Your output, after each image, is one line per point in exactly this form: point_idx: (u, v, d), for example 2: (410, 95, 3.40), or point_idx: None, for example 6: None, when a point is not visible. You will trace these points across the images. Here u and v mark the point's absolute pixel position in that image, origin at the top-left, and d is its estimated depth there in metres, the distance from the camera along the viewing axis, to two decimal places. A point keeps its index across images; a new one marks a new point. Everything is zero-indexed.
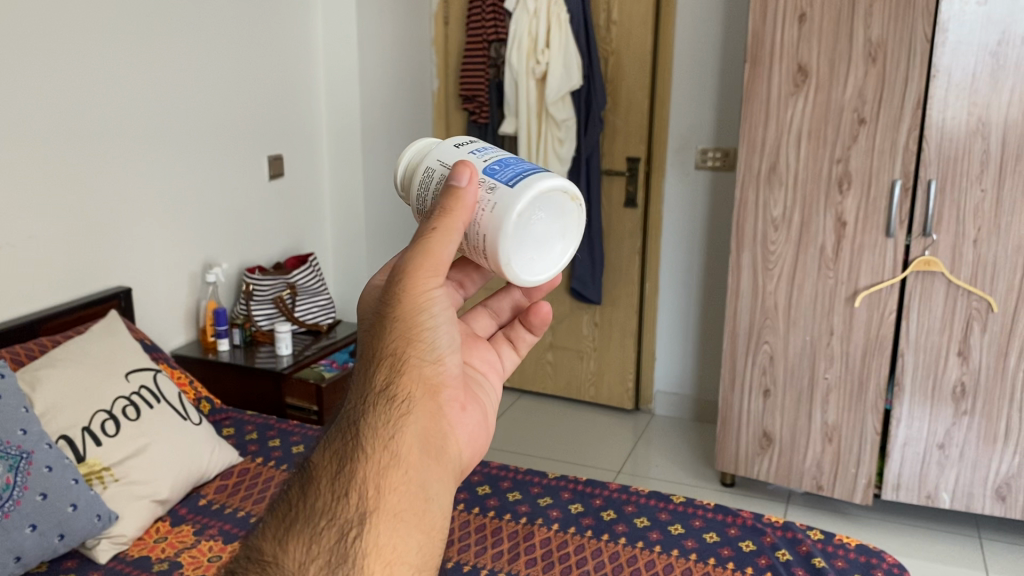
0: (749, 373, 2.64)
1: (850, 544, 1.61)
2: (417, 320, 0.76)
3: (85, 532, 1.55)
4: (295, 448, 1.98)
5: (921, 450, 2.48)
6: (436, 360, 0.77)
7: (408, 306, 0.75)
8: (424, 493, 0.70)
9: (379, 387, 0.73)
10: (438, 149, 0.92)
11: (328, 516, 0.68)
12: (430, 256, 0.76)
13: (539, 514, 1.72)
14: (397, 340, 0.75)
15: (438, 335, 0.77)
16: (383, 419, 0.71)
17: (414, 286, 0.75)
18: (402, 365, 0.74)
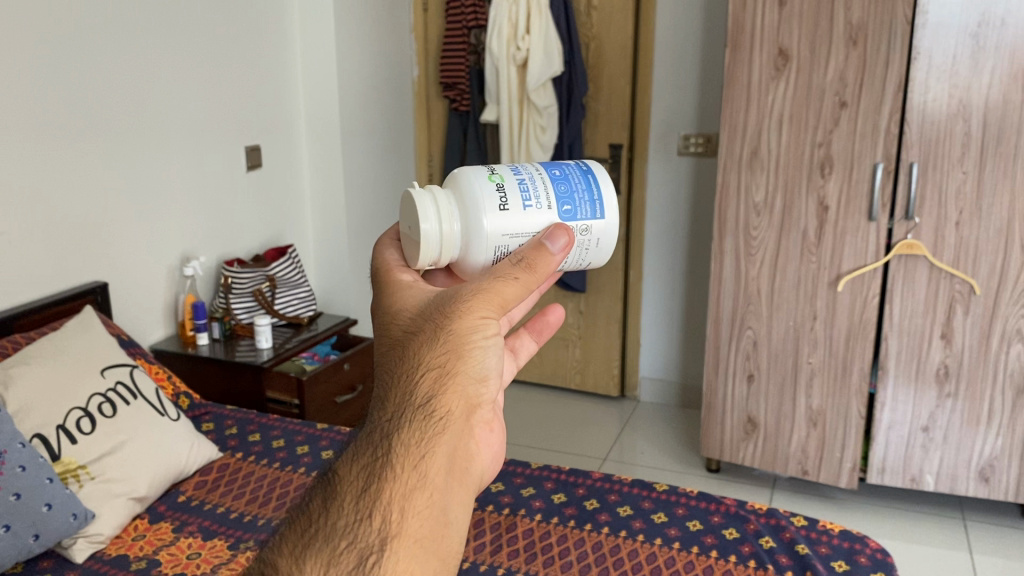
0: (732, 358, 2.64)
1: (833, 530, 1.60)
2: (469, 337, 0.69)
3: (61, 532, 1.53)
4: (276, 443, 1.96)
5: (906, 433, 2.48)
6: (481, 381, 0.70)
7: (462, 324, 0.69)
8: (446, 517, 0.63)
9: (417, 400, 0.65)
10: (485, 219, 0.85)
11: (349, 537, 0.61)
12: (499, 292, 0.71)
13: (522, 504, 1.71)
14: (447, 353, 0.68)
15: (489, 355, 0.70)
16: (416, 436, 0.64)
17: (473, 306, 0.70)
18: (448, 380, 0.67)
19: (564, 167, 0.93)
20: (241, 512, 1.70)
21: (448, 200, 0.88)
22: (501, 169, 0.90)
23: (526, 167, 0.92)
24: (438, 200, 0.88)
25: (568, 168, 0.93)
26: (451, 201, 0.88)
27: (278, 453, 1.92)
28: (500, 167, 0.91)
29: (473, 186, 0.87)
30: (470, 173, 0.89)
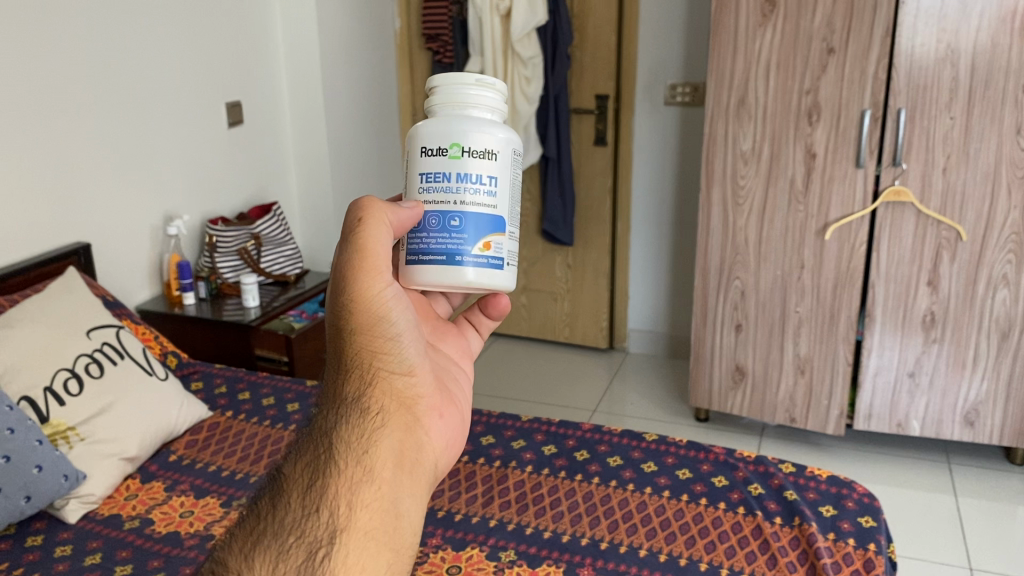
0: (720, 308, 2.65)
1: (821, 476, 1.62)
2: (377, 334, 0.83)
3: (53, 493, 1.52)
4: (266, 400, 1.96)
5: (892, 379, 2.51)
6: (405, 372, 0.84)
7: (362, 315, 0.83)
8: (396, 508, 0.75)
9: (351, 399, 0.80)
10: (417, 135, 0.89)
11: (298, 532, 0.71)
12: (370, 258, 0.83)
13: (513, 457, 1.72)
14: (366, 354, 0.83)
15: (403, 346, 0.85)
16: (356, 433, 0.77)
17: (359, 289, 0.83)
18: (372, 377, 0.82)
19: (465, 243, 0.88)
20: (233, 470, 1.71)
21: (498, 115, 0.89)
22: (478, 164, 0.87)
23: (484, 193, 0.88)
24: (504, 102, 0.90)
25: (462, 247, 0.88)
26: (495, 113, 0.88)
27: (268, 410, 1.92)
28: (480, 166, 0.87)
29: (479, 128, 0.87)
30: (472, 130, 0.87)
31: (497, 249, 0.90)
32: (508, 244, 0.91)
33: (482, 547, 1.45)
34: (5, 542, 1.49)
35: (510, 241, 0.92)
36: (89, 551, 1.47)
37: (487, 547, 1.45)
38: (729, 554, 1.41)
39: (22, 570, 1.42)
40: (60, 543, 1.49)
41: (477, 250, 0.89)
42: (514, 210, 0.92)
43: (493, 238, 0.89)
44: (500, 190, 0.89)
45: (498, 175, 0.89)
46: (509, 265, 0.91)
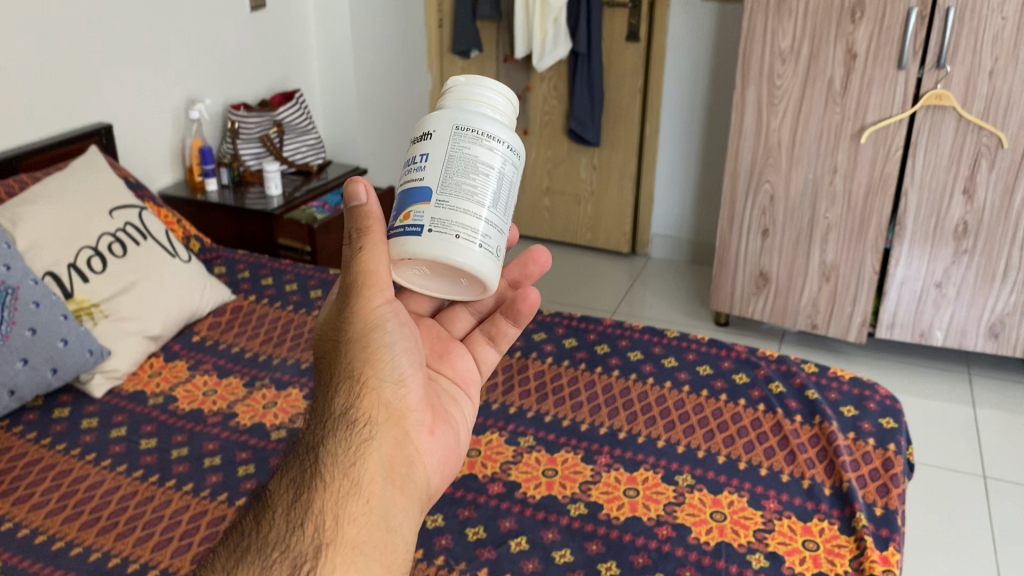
0: (748, 212, 2.60)
1: (843, 376, 1.61)
2: (370, 343, 0.79)
3: (79, 367, 1.54)
4: (289, 287, 1.96)
5: (918, 289, 2.48)
6: (396, 382, 0.80)
7: (359, 324, 0.80)
8: (386, 523, 0.70)
9: (339, 412, 0.75)
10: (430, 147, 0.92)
11: (281, 548, 0.65)
12: (369, 275, 0.81)
13: (534, 348, 1.72)
14: (357, 363, 0.78)
15: (395, 356, 0.81)
16: (344, 445, 0.73)
17: (357, 305, 0.80)
18: (361, 389, 0.77)
19: (395, 219, 0.85)
20: (256, 352, 1.72)
21: (476, 107, 0.84)
22: (419, 144, 0.85)
23: (414, 167, 0.84)
24: (494, 99, 0.84)
25: (393, 223, 0.85)
26: (467, 103, 0.84)
27: (291, 296, 1.92)
28: (417, 145, 0.85)
29: (435, 112, 0.85)
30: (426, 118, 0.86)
31: (418, 213, 0.82)
32: (439, 214, 0.81)
33: (502, 433, 1.46)
34: (33, 413, 1.51)
35: (450, 208, 0.81)
36: (114, 425, 1.49)
37: (506, 433, 1.46)
38: (748, 449, 1.41)
39: (49, 440, 1.44)
40: (86, 416, 1.51)
41: (400, 222, 0.84)
42: (452, 183, 0.82)
43: (414, 204, 0.83)
44: (432, 161, 0.83)
45: (431, 152, 0.83)
46: (432, 232, 0.81)
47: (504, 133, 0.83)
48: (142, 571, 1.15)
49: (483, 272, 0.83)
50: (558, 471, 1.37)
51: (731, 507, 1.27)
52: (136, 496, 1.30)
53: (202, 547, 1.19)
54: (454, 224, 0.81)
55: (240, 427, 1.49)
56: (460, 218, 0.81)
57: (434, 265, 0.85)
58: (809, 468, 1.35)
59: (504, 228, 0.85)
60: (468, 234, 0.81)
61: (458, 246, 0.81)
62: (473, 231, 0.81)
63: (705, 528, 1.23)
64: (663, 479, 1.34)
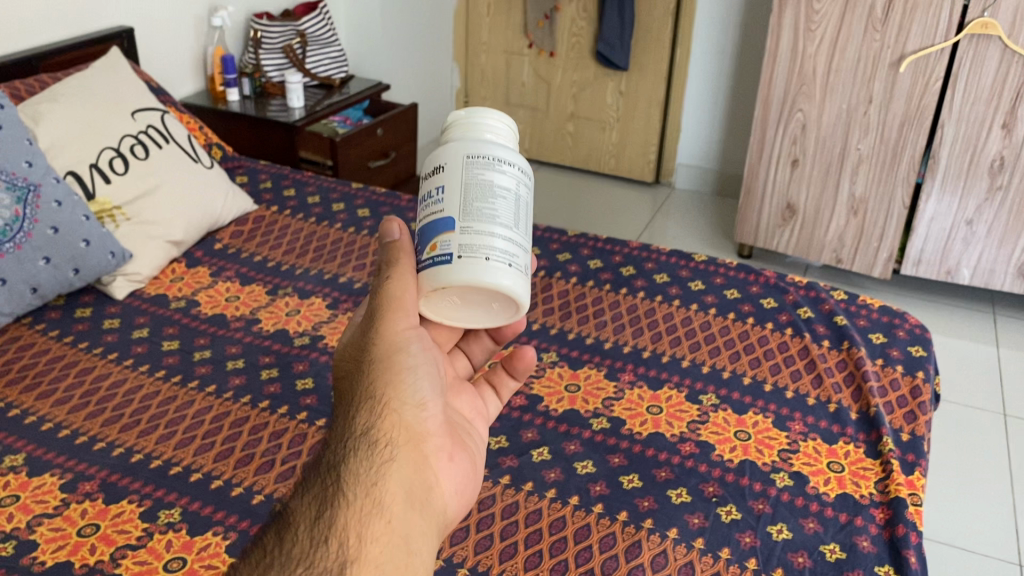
0: (778, 142, 2.55)
1: (873, 305, 1.58)
2: (394, 363, 0.73)
3: (100, 269, 1.53)
4: (311, 199, 1.93)
5: (948, 226, 2.44)
6: (418, 405, 0.73)
7: (382, 345, 0.73)
8: (410, 547, 0.63)
9: (360, 429, 0.67)
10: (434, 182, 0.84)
11: (304, 565, 0.57)
12: (397, 299, 0.75)
13: (559, 268, 1.69)
14: (380, 381, 0.71)
15: (418, 377, 0.74)
16: (366, 464, 0.65)
17: (381, 325, 0.74)
18: (384, 406, 0.70)
19: (419, 250, 0.77)
20: (278, 262, 1.70)
21: (479, 133, 0.78)
22: (430, 179, 0.78)
23: (430, 202, 0.77)
24: (494, 126, 0.78)
25: (416, 254, 0.77)
26: (471, 130, 0.78)
27: (314, 209, 1.89)
28: (429, 180, 0.78)
29: (440, 145, 0.78)
30: (430, 154, 0.79)
31: (446, 243, 0.75)
32: (467, 238, 0.74)
33: (525, 349, 1.45)
34: (55, 312, 1.51)
35: (476, 233, 0.74)
36: (136, 327, 1.48)
37: (529, 349, 1.45)
38: (774, 372, 1.39)
39: (72, 339, 1.43)
40: (109, 317, 1.51)
41: (427, 253, 0.76)
42: (474, 208, 0.75)
43: (440, 232, 0.75)
44: (447, 193, 0.76)
45: (446, 182, 0.76)
46: (462, 258, 0.74)
47: (513, 155, 0.78)
48: (165, 467, 1.15)
49: (519, 293, 0.76)
50: (582, 387, 1.36)
51: (755, 427, 1.26)
52: (159, 395, 1.30)
53: (225, 446, 1.19)
54: (484, 246, 0.74)
55: (263, 332, 1.48)
56: (490, 241, 0.74)
57: (465, 294, 0.77)
58: (836, 393, 1.33)
59: (529, 247, 0.78)
60: (500, 257, 0.75)
61: (491, 269, 0.74)
62: (501, 252, 0.75)
63: (729, 447, 1.22)
64: (686, 399, 1.33)
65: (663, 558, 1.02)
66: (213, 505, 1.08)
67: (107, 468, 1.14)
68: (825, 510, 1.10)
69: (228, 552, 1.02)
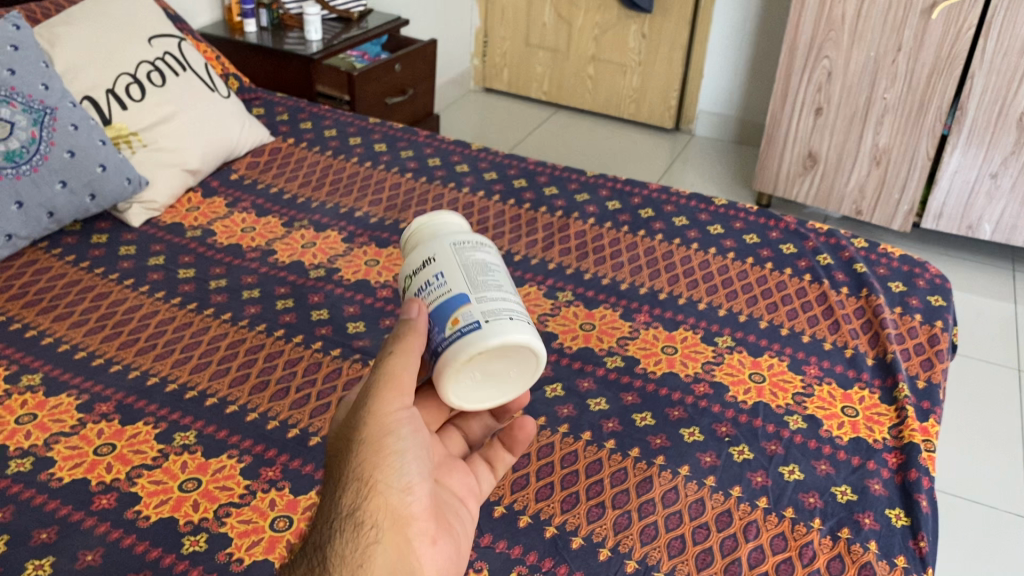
0: (803, 89, 2.50)
1: (894, 254, 1.56)
2: (384, 443, 0.67)
3: (117, 195, 1.53)
4: (327, 133, 1.91)
5: (972, 180, 2.40)
6: (408, 487, 0.67)
7: (373, 425, 0.67)
8: None
9: (344, 513, 0.64)
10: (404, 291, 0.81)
11: None
12: (392, 376, 0.69)
13: (576, 209, 1.67)
14: (368, 461, 0.66)
15: (411, 457, 0.68)
16: (350, 549, 0.63)
17: (373, 404, 0.68)
18: (372, 489, 0.65)
19: (438, 331, 0.73)
20: (294, 195, 1.69)
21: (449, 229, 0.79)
22: (423, 271, 0.76)
23: (433, 286, 0.74)
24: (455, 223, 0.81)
25: (436, 335, 0.73)
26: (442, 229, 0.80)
27: (330, 142, 1.87)
28: (423, 274, 0.76)
29: (421, 243, 0.78)
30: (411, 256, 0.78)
31: (468, 312, 0.72)
32: (485, 305, 0.73)
33: (540, 288, 1.44)
34: (71, 238, 1.50)
35: (493, 299, 0.73)
36: (152, 254, 1.48)
37: (545, 288, 1.44)
38: (790, 316, 1.38)
39: (88, 264, 1.43)
40: (124, 243, 1.50)
41: (451, 327, 0.72)
42: (479, 280, 0.74)
43: (460, 305, 0.72)
44: (450, 273, 0.74)
45: (444, 268, 0.75)
46: (490, 321, 0.72)
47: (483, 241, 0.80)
48: (181, 391, 1.15)
49: (540, 348, 0.75)
50: (596, 326, 1.35)
51: (770, 369, 1.26)
52: (174, 321, 1.30)
53: (241, 372, 1.20)
54: (503, 308, 0.73)
55: (279, 263, 1.47)
56: (505, 304, 0.74)
57: (491, 364, 0.74)
58: (852, 338, 1.32)
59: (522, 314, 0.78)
60: (519, 319, 0.74)
61: (518, 325, 0.73)
62: (516, 310, 0.74)
63: (743, 388, 1.22)
64: (702, 340, 1.32)
65: (674, 494, 1.02)
66: (227, 429, 1.09)
67: (123, 391, 1.15)
68: (837, 453, 1.10)
69: (243, 475, 1.02)
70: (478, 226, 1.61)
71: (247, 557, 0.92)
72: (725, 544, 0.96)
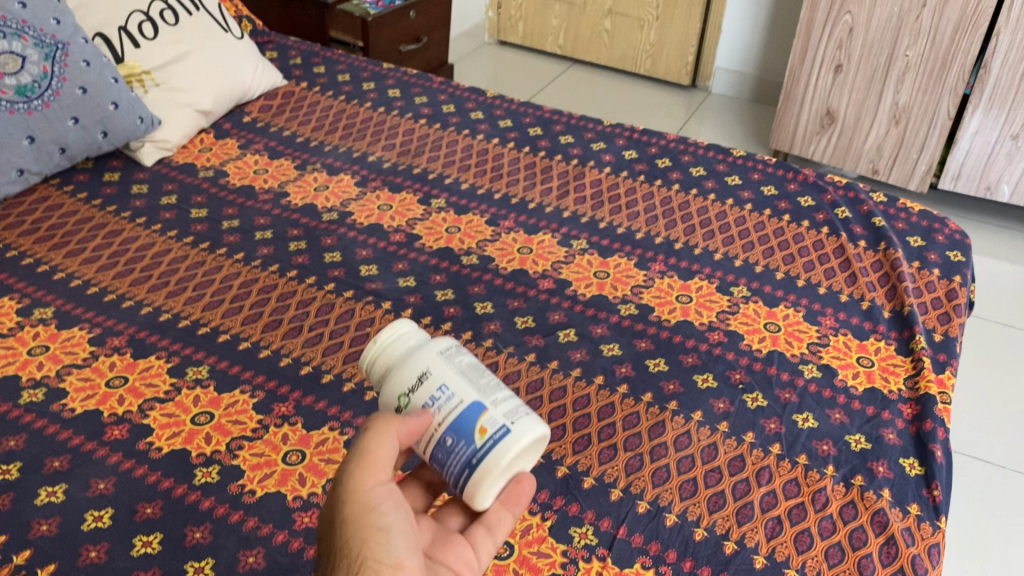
0: (823, 45, 2.45)
1: (913, 209, 1.54)
2: (365, 520, 0.64)
3: (128, 134, 1.51)
4: (341, 77, 1.89)
5: (992, 140, 2.36)
6: (396, 565, 0.63)
7: (351, 506, 0.65)
8: None
9: None
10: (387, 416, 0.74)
11: None
12: (365, 454, 0.66)
13: (592, 158, 1.65)
14: (350, 541, 0.63)
15: (396, 533, 0.64)
16: None
17: (348, 483, 0.66)
18: (358, 566, 0.62)
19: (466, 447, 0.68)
20: (307, 138, 1.67)
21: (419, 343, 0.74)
22: (422, 389, 0.70)
23: (442, 402, 0.69)
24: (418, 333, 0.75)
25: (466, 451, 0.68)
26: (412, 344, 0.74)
27: (344, 87, 1.85)
28: (423, 394, 0.70)
29: (405, 362, 0.72)
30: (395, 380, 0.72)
31: (493, 420, 0.68)
32: (503, 406, 0.69)
33: (555, 235, 1.43)
34: (84, 176, 1.49)
35: (504, 401, 0.70)
36: (164, 193, 1.47)
37: (559, 235, 1.43)
38: (807, 268, 1.36)
39: (100, 202, 1.43)
40: (136, 182, 1.49)
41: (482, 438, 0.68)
42: (483, 383, 0.71)
43: (482, 416, 0.68)
44: (455, 385, 0.70)
45: (447, 380, 0.70)
46: (516, 423, 0.68)
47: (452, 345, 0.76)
48: (193, 327, 1.15)
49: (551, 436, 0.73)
50: (611, 274, 1.34)
51: (786, 319, 1.24)
52: (187, 260, 1.29)
53: (253, 310, 1.19)
54: (516, 406, 0.70)
55: (291, 206, 1.46)
56: (513, 401, 0.71)
57: (515, 465, 0.70)
58: (870, 291, 1.31)
59: None
60: (532, 413, 0.71)
61: (536, 419, 0.71)
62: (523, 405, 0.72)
63: (758, 338, 1.21)
64: (717, 290, 1.31)
65: (687, 438, 1.02)
66: (240, 365, 1.09)
67: (136, 326, 1.15)
68: (852, 403, 1.09)
69: (256, 409, 1.02)
70: (493, 173, 1.59)
71: (259, 489, 0.92)
72: (737, 488, 0.96)
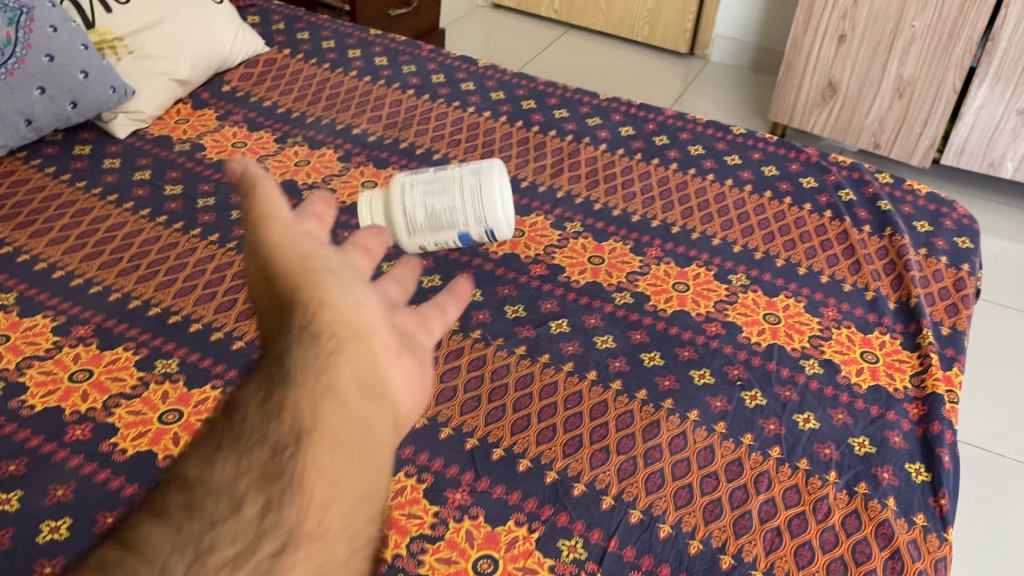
0: (826, 16, 2.37)
1: (919, 192, 1.48)
2: (296, 259, 0.49)
3: (100, 104, 1.43)
4: (326, 45, 1.81)
5: (997, 116, 2.30)
6: (350, 304, 0.48)
7: (274, 255, 0.49)
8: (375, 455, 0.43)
9: (270, 345, 0.45)
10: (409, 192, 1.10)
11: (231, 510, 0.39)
12: (268, 194, 0.51)
13: (587, 134, 1.58)
14: (284, 278, 0.47)
15: (339, 274, 0.49)
16: (294, 373, 0.43)
17: (258, 223, 0.50)
18: (301, 305, 0.46)
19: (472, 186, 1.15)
20: (289, 109, 1.60)
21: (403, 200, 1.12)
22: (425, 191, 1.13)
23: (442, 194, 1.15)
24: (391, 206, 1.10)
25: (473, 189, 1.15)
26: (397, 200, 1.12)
27: (329, 55, 1.77)
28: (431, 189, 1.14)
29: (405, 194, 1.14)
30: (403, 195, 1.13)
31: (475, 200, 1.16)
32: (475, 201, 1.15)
33: (547, 217, 1.36)
34: (53, 148, 1.42)
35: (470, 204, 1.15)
36: (137, 168, 1.40)
37: (551, 217, 1.36)
38: (809, 255, 1.31)
39: (69, 177, 1.36)
40: (109, 155, 1.42)
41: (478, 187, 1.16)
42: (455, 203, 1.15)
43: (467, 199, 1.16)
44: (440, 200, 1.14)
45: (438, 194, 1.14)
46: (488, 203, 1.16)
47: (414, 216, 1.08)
48: (164, 316, 1.09)
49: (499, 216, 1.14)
50: (605, 259, 1.28)
51: (787, 311, 1.19)
52: (160, 241, 1.23)
53: (227, 298, 1.13)
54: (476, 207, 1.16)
55: (271, 182, 1.40)
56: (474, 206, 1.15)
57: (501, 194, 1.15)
58: (874, 281, 1.25)
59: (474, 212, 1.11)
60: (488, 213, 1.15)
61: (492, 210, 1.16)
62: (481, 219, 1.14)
63: (757, 330, 1.15)
64: (715, 278, 1.25)
65: (682, 441, 0.97)
66: (212, 358, 1.03)
67: (103, 314, 1.09)
68: (855, 402, 1.05)
69: None
70: (484, 149, 1.52)
71: None
72: (734, 497, 0.91)
